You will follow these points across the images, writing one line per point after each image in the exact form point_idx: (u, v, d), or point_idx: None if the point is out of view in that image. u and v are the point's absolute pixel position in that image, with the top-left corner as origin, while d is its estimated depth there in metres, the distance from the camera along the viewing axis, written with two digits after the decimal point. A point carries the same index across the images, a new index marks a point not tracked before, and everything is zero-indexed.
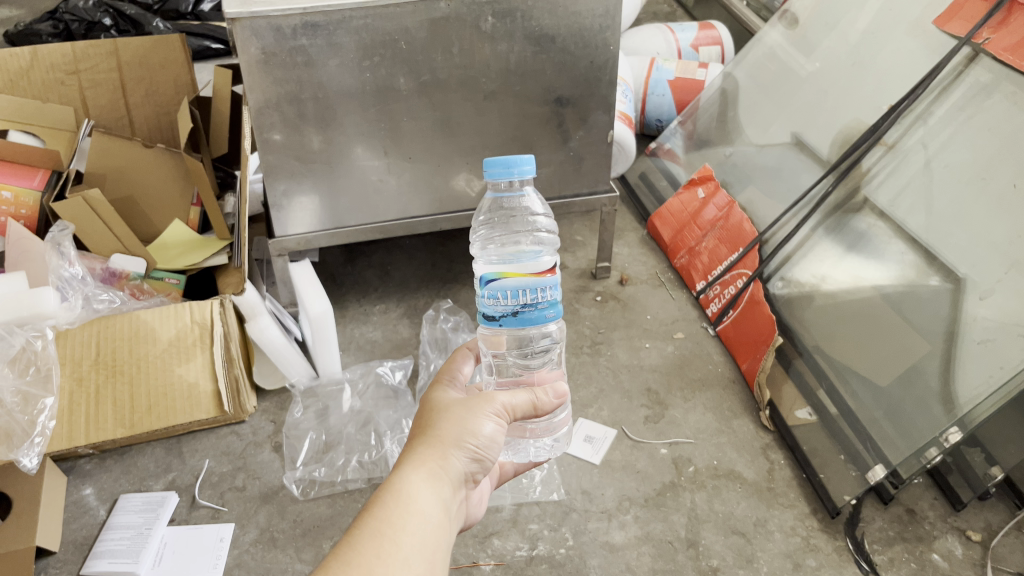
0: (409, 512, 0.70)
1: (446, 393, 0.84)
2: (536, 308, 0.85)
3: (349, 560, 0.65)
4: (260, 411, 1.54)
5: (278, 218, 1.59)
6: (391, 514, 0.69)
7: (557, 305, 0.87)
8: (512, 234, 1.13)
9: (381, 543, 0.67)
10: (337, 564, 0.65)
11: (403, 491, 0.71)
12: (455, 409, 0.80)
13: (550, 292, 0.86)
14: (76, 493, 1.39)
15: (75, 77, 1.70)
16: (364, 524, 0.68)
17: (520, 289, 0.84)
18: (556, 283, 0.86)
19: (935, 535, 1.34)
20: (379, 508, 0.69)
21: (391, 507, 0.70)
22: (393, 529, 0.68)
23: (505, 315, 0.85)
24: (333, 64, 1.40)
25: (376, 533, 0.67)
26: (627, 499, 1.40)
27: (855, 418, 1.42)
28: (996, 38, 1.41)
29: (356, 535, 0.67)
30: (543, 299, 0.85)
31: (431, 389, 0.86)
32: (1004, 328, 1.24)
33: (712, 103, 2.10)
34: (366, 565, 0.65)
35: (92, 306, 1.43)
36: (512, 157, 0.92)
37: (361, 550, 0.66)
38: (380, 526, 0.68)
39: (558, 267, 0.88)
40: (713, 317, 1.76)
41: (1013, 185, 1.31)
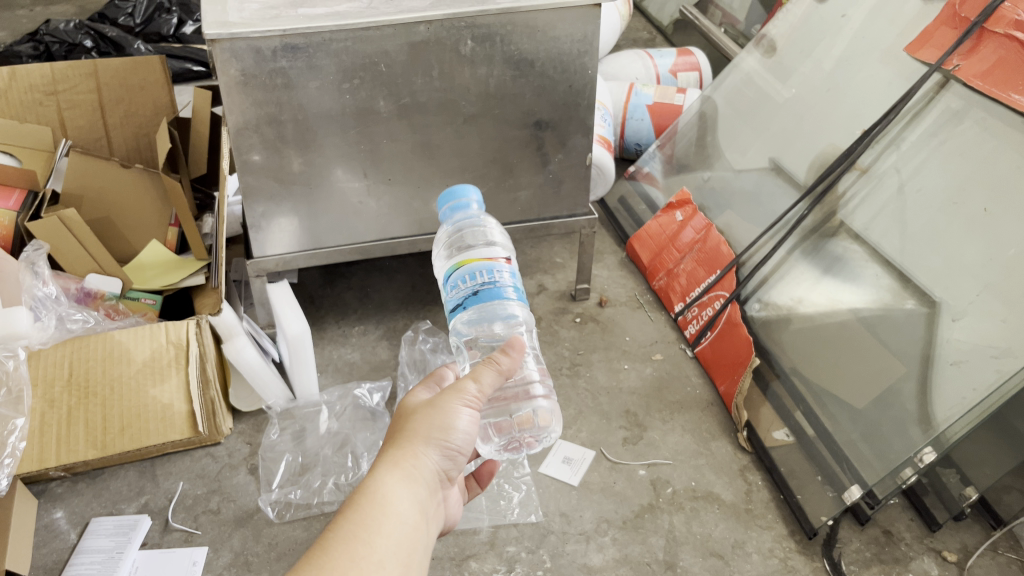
0: (384, 516, 0.70)
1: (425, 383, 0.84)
2: (492, 287, 0.86)
3: (322, 568, 0.65)
4: (236, 433, 1.52)
5: (257, 239, 1.58)
6: (366, 517, 0.69)
7: (518, 291, 0.88)
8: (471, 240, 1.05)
9: (355, 547, 0.67)
10: (308, 570, 0.65)
11: (379, 494, 0.71)
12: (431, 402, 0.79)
13: (508, 275, 0.88)
14: (47, 517, 1.36)
15: (54, 97, 1.70)
16: (339, 528, 0.68)
17: (474, 270, 0.87)
18: (512, 269, 0.89)
19: (911, 556, 1.35)
20: (355, 512, 0.70)
21: (366, 510, 0.70)
22: (367, 534, 0.69)
23: (467, 298, 0.87)
24: (312, 86, 1.41)
25: (349, 539, 0.68)
26: (605, 520, 1.39)
27: (831, 439, 1.42)
28: (966, 65, 1.44)
29: (326, 542, 0.67)
30: (501, 278, 0.87)
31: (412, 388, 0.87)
32: (977, 349, 1.26)
33: (690, 127, 2.11)
34: (338, 573, 0.65)
35: (66, 326, 1.42)
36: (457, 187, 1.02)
37: (332, 557, 0.66)
38: (355, 531, 0.68)
39: (514, 259, 0.91)
40: (691, 339, 1.77)
41: (985, 209, 1.33)
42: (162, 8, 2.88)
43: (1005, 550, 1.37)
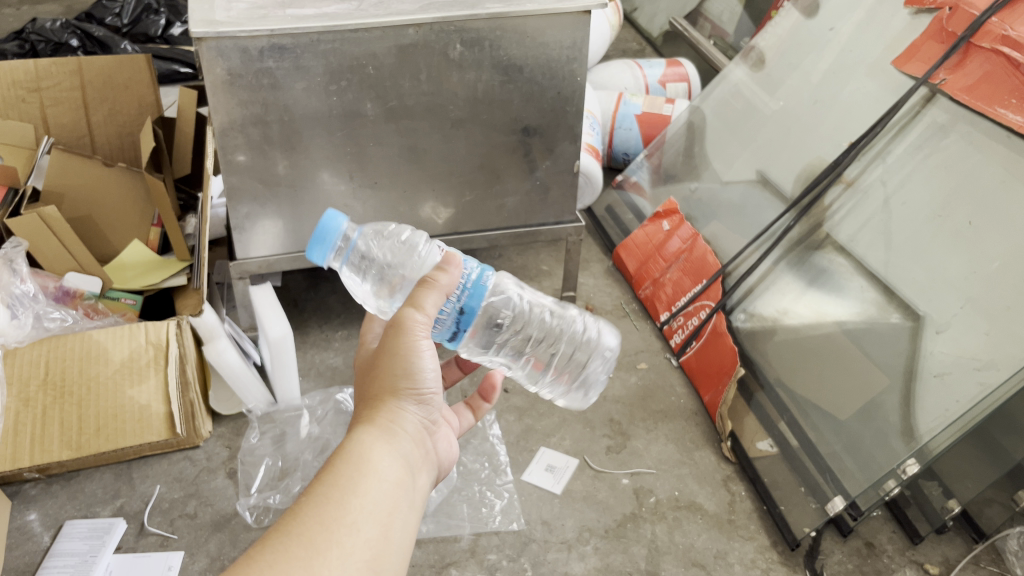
0: (358, 472, 0.70)
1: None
2: (467, 293, 0.88)
3: (293, 532, 0.64)
4: (215, 436, 1.50)
5: (240, 240, 1.57)
6: (340, 477, 0.69)
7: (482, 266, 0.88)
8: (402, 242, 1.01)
9: (328, 507, 0.66)
10: (279, 533, 0.63)
11: (353, 455, 0.72)
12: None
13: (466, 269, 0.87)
14: (20, 519, 1.34)
15: (37, 94, 1.68)
16: (313, 491, 0.67)
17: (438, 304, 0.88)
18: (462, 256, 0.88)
19: (893, 569, 1.34)
20: (328, 474, 0.69)
21: (340, 470, 0.70)
22: (340, 492, 0.68)
23: (457, 317, 0.89)
24: (299, 87, 1.40)
25: (322, 500, 0.67)
26: (587, 529, 1.38)
27: (815, 449, 1.42)
28: (952, 79, 1.45)
29: (297, 506, 0.66)
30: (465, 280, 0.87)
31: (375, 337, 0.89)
32: (960, 362, 1.26)
33: (678, 137, 2.12)
34: (310, 535, 0.64)
35: (43, 324, 1.39)
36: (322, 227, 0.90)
37: (305, 519, 0.65)
38: (327, 492, 0.67)
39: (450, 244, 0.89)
40: (676, 348, 1.77)
41: (969, 223, 1.34)
42: (150, 8, 2.86)
43: (987, 563, 1.37)
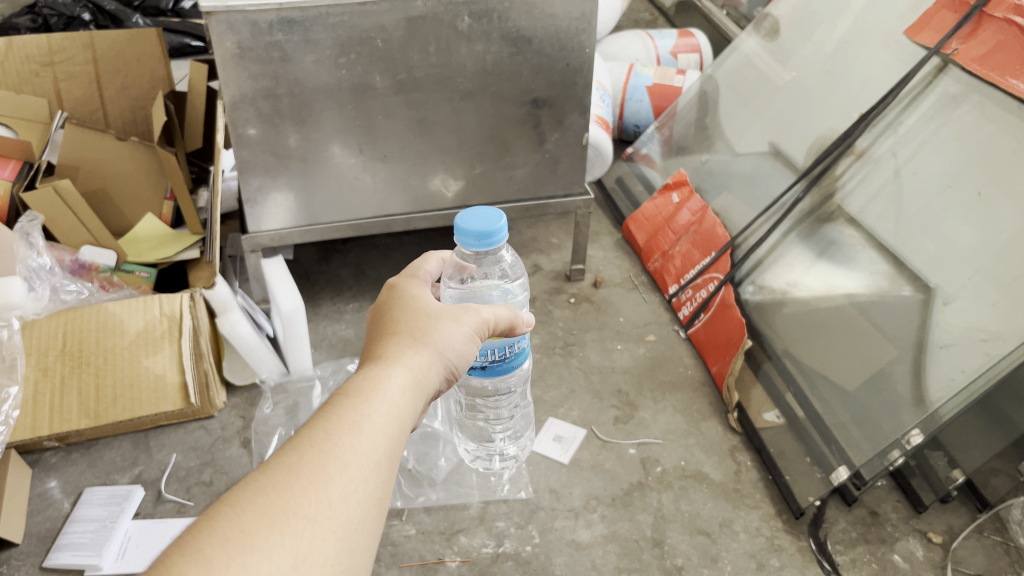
0: (388, 408, 0.69)
1: (415, 291, 0.85)
2: (504, 362, 1.01)
3: (327, 451, 0.63)
4: (230, 406, 1.53)
5: (252, 213, 1.58)
6: (374, 411, 0.68)
7: (522, 352, 1.02)
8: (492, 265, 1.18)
9: (361, 438, 0.65)
10: (313, 451, 0.62)
11: (387, 391, 0.70)
12: (431, 316, 0.82)
13: (518, 347, 1.01)
14: (41, 486, 1.38)
15: (51, 69, 1.70)
16: (347, 415, 0.66)
17: (492, 350, 0.98)
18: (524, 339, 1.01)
19: (897, 537, 1.36)
20: (363, 403, 0.68)
21: (375, 404, 0.68)
22: (371, 424, 0.67)
23: (477, 366, 1.00)
24: (309, 60, 1.40)
25: (356, 428, 0.66)
26: (594, 498, 1.40)
27: (821, 420, 1.43)
28: (964, 49, 1.44)
29: (330, 425, 0.65)
30: (511, 353, 1.00)
31: (403, 281, 0.88)
32: (968, 334, 1.26)
33: (690, 109, 2.11)
34: (342, 461, 0.63)
35: (60, 297, 1.42)
36: (491, 229, 0.93)
37: (337, 442, 0.64)
38: (360, 420, 0.66)
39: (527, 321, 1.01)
40: (685, 320, 1.78)
41: (978, 194, 1.34)
42: None
43: (990, 532, 1.38)
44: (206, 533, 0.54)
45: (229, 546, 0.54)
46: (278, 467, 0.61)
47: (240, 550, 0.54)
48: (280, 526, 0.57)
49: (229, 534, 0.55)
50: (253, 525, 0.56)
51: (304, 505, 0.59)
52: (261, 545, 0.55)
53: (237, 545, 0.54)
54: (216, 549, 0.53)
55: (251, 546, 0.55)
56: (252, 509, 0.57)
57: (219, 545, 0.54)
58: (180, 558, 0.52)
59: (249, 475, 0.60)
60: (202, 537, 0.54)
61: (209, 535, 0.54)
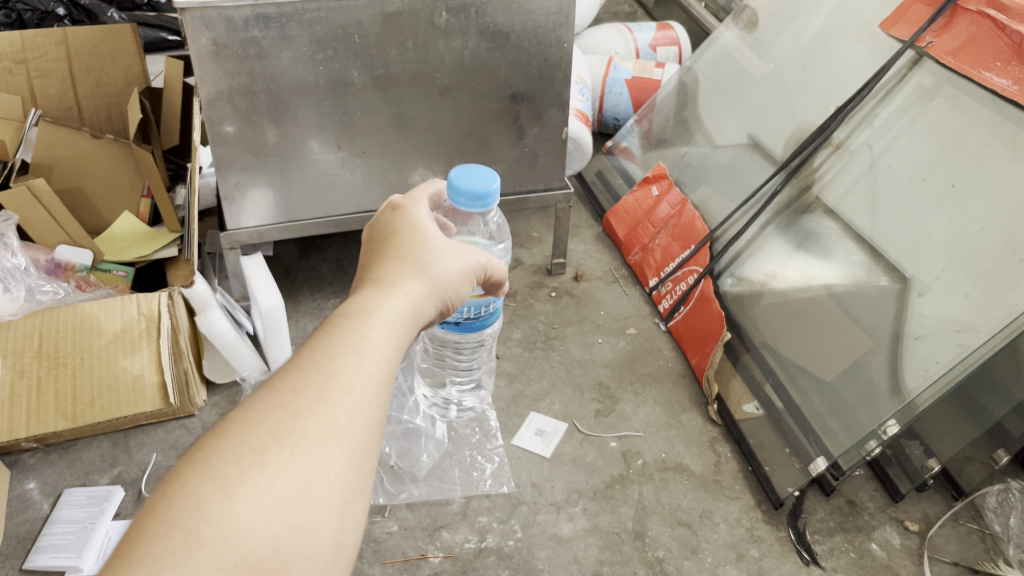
0: (389, 332, 0.64)
1: (416, 215, 0.81)
2: (479, 320, 1.10)
3: (333, 372, 0.58)
4: (210, 405, 1.53)
5: (230, 211, 1.57)
6: (374, 336, 0.63)
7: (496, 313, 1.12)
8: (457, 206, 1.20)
9: (363, 359, 0.60)
10: (318, 371, 0.58)
11: (385, 316, 0.66)
12: (432, 245, 0.77)
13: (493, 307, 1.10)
14: (19, 487, 1.37)
15: (24, 66, 1.67)
16: (348, 337, 0.61)
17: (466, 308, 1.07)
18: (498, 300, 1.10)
19: (874, 526, 1.38)
20: (361, 327, 0.63)
21: (374, 330, 0.63)
22: (373, 348, 0.62)
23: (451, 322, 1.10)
24: (285, 57, 1.39)
25: (360, 351, 0.61)
26: (576, 491, 1.41)
27: (799, 411, 1.45)
28: (938, 42, 1.45)
29: (333, 347, 0.60)
30: (484, 313, 1.09)
31: (405, 209, 0.82)
32: (942, 325, 1.28)
33: (669, 102, 2.12)
34: (348, 381, 0.58)
35: (36, 297, 1.42)
36: (486, 194, 0.96)
37: (342, 365, 0.59)
38: (365, 343, 0.61)
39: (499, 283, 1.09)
40: (665, 313, 1.79)
41: (952, 185, 1.35)
42: None
43: (966, 520, 1.40)
44: (216, 449, 0.50)
45: (241, 464, 0.50)
46: (283, 387, 0.56)
47: (253, 469, 0.50)
48: (291, 445, 0.53)
49: (241, 451, 0.51)
50: (262, 441, 0.52)
51: (315, 425, 0.55)
52: (274, 463, 0.51)
53: (249, 462, 0.51)
54: (228, 468, 0.50)
55: (262, 467, 0.51)
56: (260, 426, 0.53)
57: (233, 461, 0.50)
58: (194, 473, 0.49)
59: (253, 394, 0.56)
60: (214, 454, 0.50)
61: (219, 452, 0.50)
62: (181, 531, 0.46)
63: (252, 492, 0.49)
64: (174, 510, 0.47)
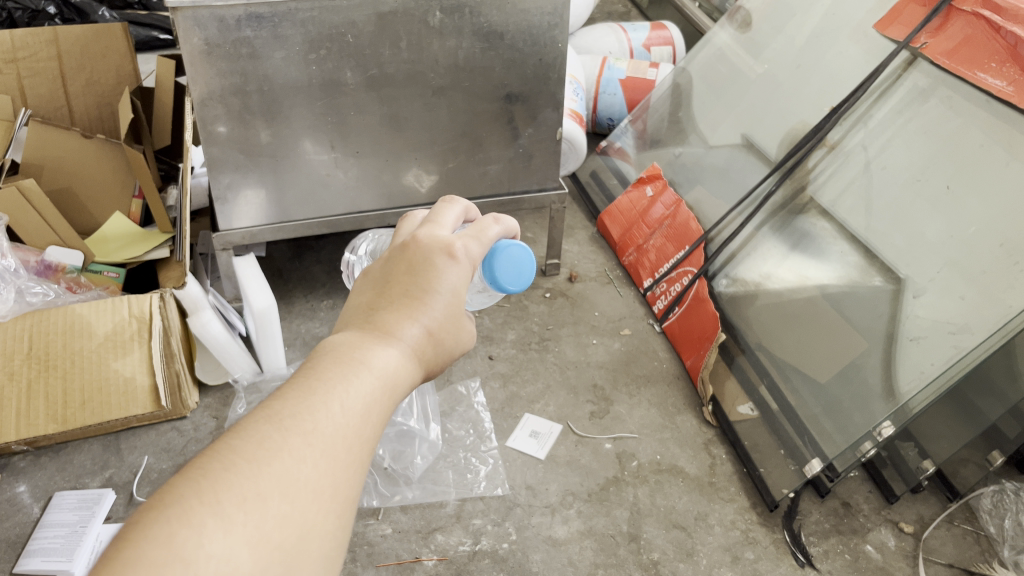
0: (376, 385, 0.53)
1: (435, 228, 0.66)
2: None
3: (332, 417, 0.49)
4: (203, 407, 1.52)
5: (222, 211, 1.56)
6: (355, 395, 0.51)
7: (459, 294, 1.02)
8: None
9: (340, 418, 0.50)
10: (319, 413, 0.49)
11: (376, 364, 0.53)
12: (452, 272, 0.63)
13: None
14: (9, 491, 1.36)
15: (14, 65, 1.66)
16: (338, 387, 0.51)
17: None
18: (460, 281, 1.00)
19: (869, 528, 1.37)
20: (346, 380, 0.51)
21: (352, 388, 0.52)
22: (372, 398, 0.52)
23: None
24: (278, 56, 1.38)
25: (363, 397, 0.52)
26: (570, 493, 1.40)
27: (794, 412, 1.44)
28: (933, 43, 1.45)
29: (338, 386, 0.51)
30: None
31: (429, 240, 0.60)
32: (937, 327, 1.27)
33: (663, 102, 2.11)
34: (347, 429, 0.50)
35: (26, 299, 1.39)
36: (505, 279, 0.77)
37: (347, 409, 0.50)
38: (359, 391, 0.52)
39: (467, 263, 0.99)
40: (659, 314, 1.79)
41: (947, 187, 1.35)
42: None
43: (960, 522, 1.40)
44: (213, 479, 0.44)
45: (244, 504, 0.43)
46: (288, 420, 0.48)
47: (248, 515, 0.43)
48: (290, 492, 0.46)
49: (244, 492, 0.44)
50: (264, 483, 0.45)
51: (312, 473, 0.47)
52: (275, 507, 0.45)
53: (251, 504, 0.44)
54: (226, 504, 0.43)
55: (260, 512, 0.44)
56: (265, 464, 0.45)
57: (234, 501, 0.43)
58: (199, 506, 0.42)
59: (251, 420, 0.48)
60: (210, 487, 0.43)
61: (216, 484, 0.43)
62: (179, 568, 0.40)
63: (250, 537, 0.43)
64: (160, 546, 0.40)
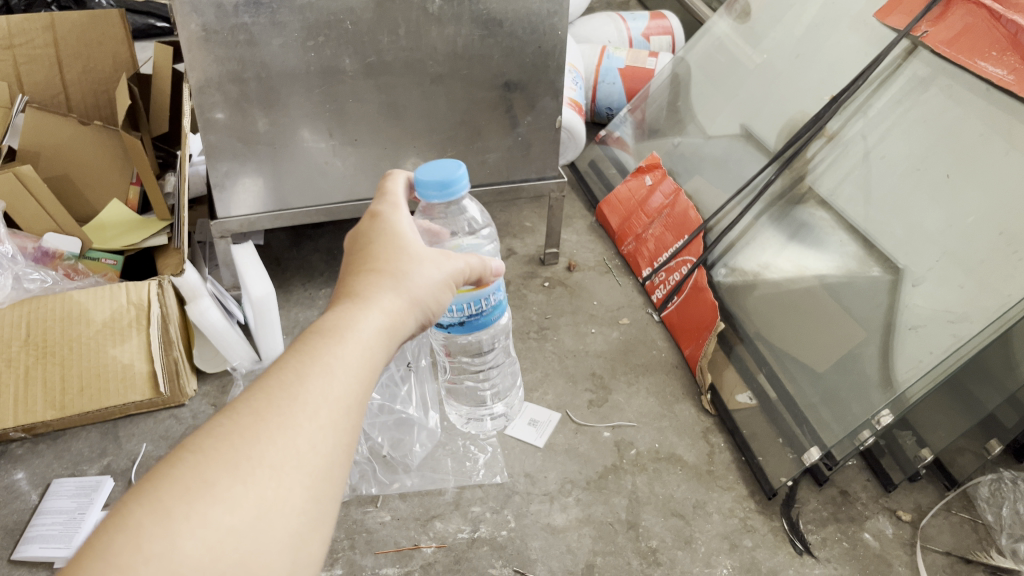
0: (364, 349, 0.65)
1: (395, 220, 0.81)
2: (482, 314, 0.99)
3: (298, 395, 0.58)
4: (201, 394, 1.52)
5: (220, 198, 1.55)
6: (319, 376, 0.60)
7: (499, 304, 1.02)
8: (460, 211, 1.21)
9: (296, 404, 0.57)
10: (283, 395, 0.58)
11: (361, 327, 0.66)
12: (411, 252, 0.77)
13: (494, 297, 0.99)
14: (7, 478, 1.35)
15: (10, 51, 1.65)
16: (302, 373, 0.60)
17: (465, 303, 0.96)
18: (500, 288, 1.00)
19: (866, 516, 1.38)
20: (316, 360, 0.61)
21: (330, 364, 0.61)
22: (344, 366, 0.62)
23: (453, 322, 0.99)
24: (276, 43, 1.38)
25: (331, 369, 0.61)
26: (569, 481, 1.41)
27: (792, 401, 1.45)
28: (933, 32, 1.45)
29: (302, 367, 0.60)
30: (488, 304, 0.99)
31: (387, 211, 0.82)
32: (936, 316, 1.27)
33: (663, 91, 2.11)
34: (311, 406, 0.58)
35: (24, 285, 1.39)
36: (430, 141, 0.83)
37: (309, 386, 0.59)
38: (335, 362, 0.62)
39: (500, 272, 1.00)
40: (657, 303, 1.79)
41: (947, 176, 1.35)
42: None
43: (958, 510, 1.40)
44: (165, 482, 0.50)
45: (189, 500, 0.50)
46: (241, 416, 0.56)
47: (203, 503, 0.50)
48: (242, 475, 0.53)
49: (190, 484, 0.51)
50: (212, 475, 0.52)
51: (270, 453, 0.55)
52: (223, 496, 0.51)
53: (196, 495, 0.50)
54: (174, 504, 0.49)
55: (209, 500, 0.51)
56: (210, 457, 0.52)
57: (180, 495, 0.50)
58: (139, 507, 0.48)
59: (215, 420, 0.56)
60: (163, 487, 0.50)
61: (160, 484, 0.50)
62: (141, 559, 0.47)
63: (198, 527, 0.49)
64: (113, 548, 0.46)
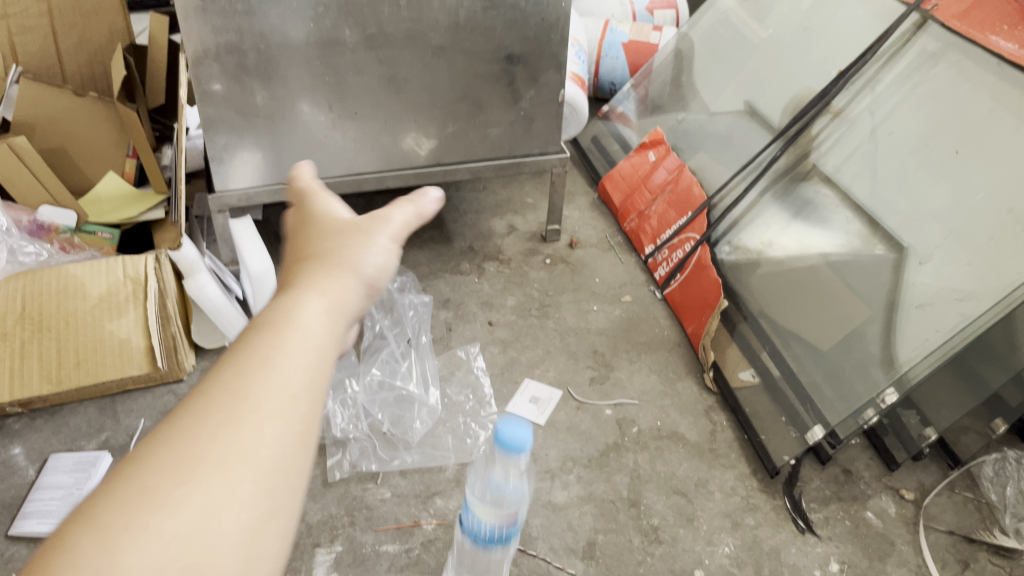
0: (308, 333, 0.57)
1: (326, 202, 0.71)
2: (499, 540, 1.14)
3: (238, 392, 0.52)
4: (199, 370, 1.50)
5: (218, 172, 1.53)
6: (256, 367, 0.53)
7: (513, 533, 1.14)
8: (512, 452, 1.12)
9: (235, 403, 0.51)
10: (221, 392, 0.52)
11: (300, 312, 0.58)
12: (345, 230, 0.67)
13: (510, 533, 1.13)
14: (4, 453, 1.34)
15: (4, 21, 1.60)
16: (240, 369, 0.53)
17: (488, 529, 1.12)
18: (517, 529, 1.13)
19: (869, 495, 1.37)
20: (250, 353, 0.54)
21: (264, 357, 0.54)
22: (289, 355, 0.55)
23: (475, 534, 1.14)
24: (274, 14, 1.35)
25: (273, 360, 0.54)
26: (570, 459, 1.40)
27: (796, 379, 1.43)
28: (944, 5, 1.42)
29: (239, 362, 0.54)
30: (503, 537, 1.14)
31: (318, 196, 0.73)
32: (942, 294, 1.26)
33: (666, 66, 2.08)
34: (253, 399, 0.52)
35: (18, 259, 1.38)
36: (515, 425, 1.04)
37: (250, 380, 0.53)
38: (276, 352, 0.55)
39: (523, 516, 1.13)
40: (660, 281, 1.77)
41: (956, 152, 1.32)
42: None
43: (962, 489, 1.40)
44: (102, 503, 0.47)
45: (133, 525, 0.45)
46: (180, 429, 0.50)
47: (139, 518, 0.46)
48: (180, 483, 0.48)
49: (127, 499, 0.47)
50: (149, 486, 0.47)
51: (214, 452, 0.49)
52: (161, 508, 0.46)
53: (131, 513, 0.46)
54: (117, 533, 0.45)
55: (148, 514, 0.46)
56: (148, 470, 0.48)
57: (117, 509, 0.46)
58: (75, 529, 0.45)
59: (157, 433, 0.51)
60: (99, 504, 0.46)
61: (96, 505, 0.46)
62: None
63: (135, 544, 0.45)
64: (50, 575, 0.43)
